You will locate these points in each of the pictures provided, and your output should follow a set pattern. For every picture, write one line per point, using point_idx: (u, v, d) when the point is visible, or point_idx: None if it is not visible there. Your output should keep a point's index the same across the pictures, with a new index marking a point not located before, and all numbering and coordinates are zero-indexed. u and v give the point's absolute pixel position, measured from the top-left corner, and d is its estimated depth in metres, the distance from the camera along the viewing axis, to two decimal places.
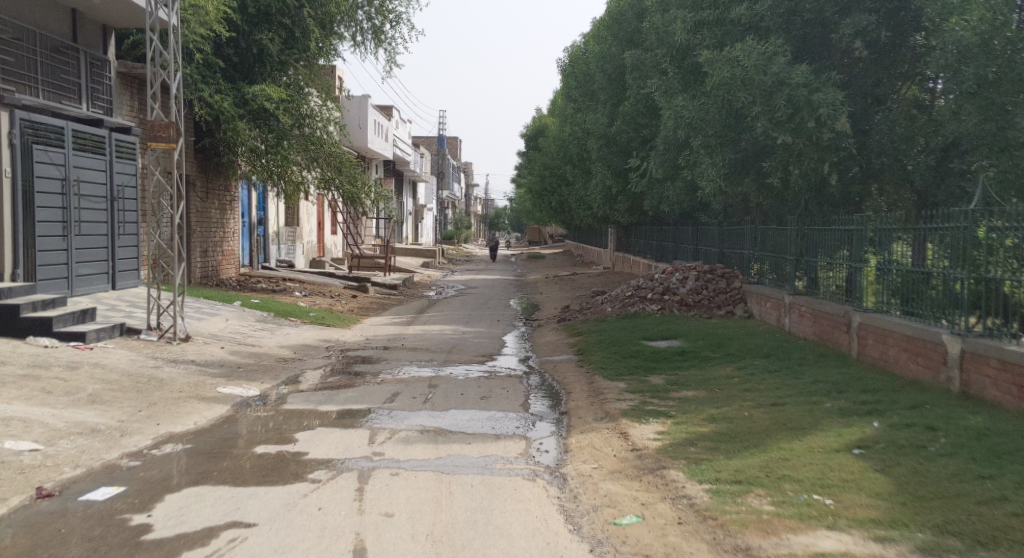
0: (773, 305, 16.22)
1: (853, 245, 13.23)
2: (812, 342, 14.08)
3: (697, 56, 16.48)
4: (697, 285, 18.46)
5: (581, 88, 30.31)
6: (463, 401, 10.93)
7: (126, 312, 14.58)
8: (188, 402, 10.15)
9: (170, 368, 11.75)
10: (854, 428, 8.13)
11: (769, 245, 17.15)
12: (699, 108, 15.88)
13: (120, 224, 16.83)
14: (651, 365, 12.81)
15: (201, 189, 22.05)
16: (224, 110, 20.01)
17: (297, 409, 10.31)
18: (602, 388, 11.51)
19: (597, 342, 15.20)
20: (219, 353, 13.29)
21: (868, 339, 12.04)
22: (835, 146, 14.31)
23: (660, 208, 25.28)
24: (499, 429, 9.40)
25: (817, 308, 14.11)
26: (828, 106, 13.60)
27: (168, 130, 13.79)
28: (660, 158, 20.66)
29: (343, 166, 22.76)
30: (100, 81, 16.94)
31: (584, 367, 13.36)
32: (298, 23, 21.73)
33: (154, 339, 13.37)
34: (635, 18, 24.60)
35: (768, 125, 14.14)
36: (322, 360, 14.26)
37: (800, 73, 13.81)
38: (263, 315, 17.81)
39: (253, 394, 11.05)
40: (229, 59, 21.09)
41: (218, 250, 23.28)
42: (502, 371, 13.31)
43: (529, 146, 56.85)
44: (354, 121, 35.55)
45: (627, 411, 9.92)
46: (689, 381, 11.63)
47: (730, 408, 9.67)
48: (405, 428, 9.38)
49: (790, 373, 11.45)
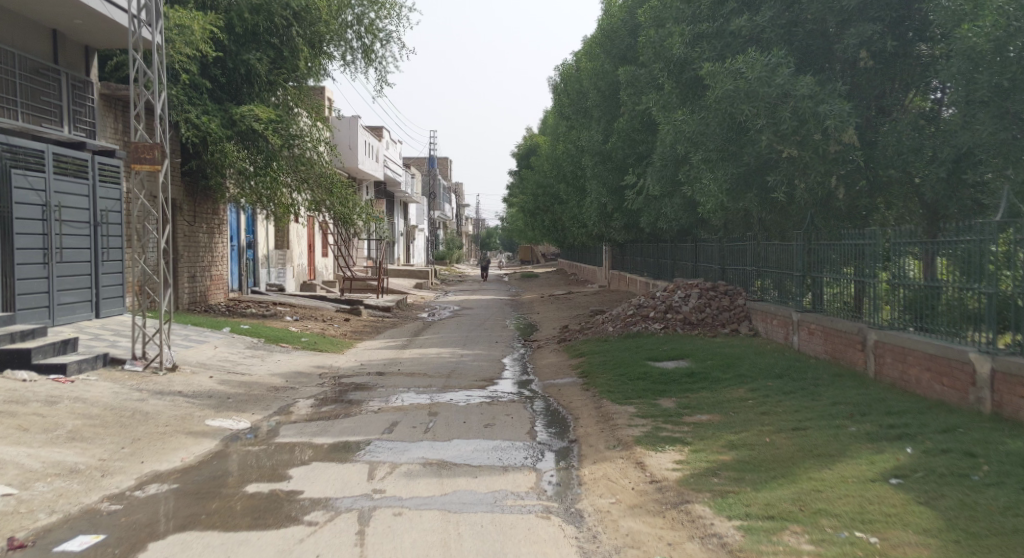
0: (780, 322, 15.72)
1: (865, 260, 12.77)
2: (823, 361, 13.56)
3: (696, 69, 16.05)
4: (700, 303, 17.97)
5: (574, 104, 29.91)
6: (465, 429, 10.40)
7: (110, 342, 14.02)
8: (174, 437, 9.60)
9: (156, 400, 11.19)
10: (886, 454, 7.65)
11: (774, 261, 16.71)
12: (700, 121, 15.42)
13: (103, 250, 16.27)
14: (659, 388, 12.30)
15: (188, 213, 21.52)
16: (211, 132, 19.50)
17: (290, 442, 9.76)
18: (611, 413, 11.00)
19: (600, 364, 14.69)
20: (208, 383, 12.74)
21: (885, 357, 11.53)
22: (842, 159, 13.90)
23: (657, 225, 24.85)
24: (506, 460, 8.87)
25: (827, 325, 13.61)
26: (834, 118, 13.14)
27: (152, 152, 13.27)
28: (658, 174, 20.23)
29: (335, 188, 22.26)
30: (83, 104, 16.43)
31: (589, 391, 12.85)
32: (286, 42, 21.30)
33: (139, 370, 12.83)
34: (628, 34, 24.24)
35: (773, 137, 13.69)
36: (317, 388, 13.72)
37: (805, 84, 13.29)
38: (253, 342, 17.23)
39: (243, 426, 10.49)
40: (217, 79, 20.64)
41: (206, 274, 22.70)
42: (503, 396, 12.79)
43: (520, 164, 56.52)
44: (345, 141, 35.10)
45: (641, 438, 9.42)
46: (701, 404, 11.13)
47: (749, 433, 9.19)
48: (406, 461, 8.84)
49: (806, 394, 10.96)
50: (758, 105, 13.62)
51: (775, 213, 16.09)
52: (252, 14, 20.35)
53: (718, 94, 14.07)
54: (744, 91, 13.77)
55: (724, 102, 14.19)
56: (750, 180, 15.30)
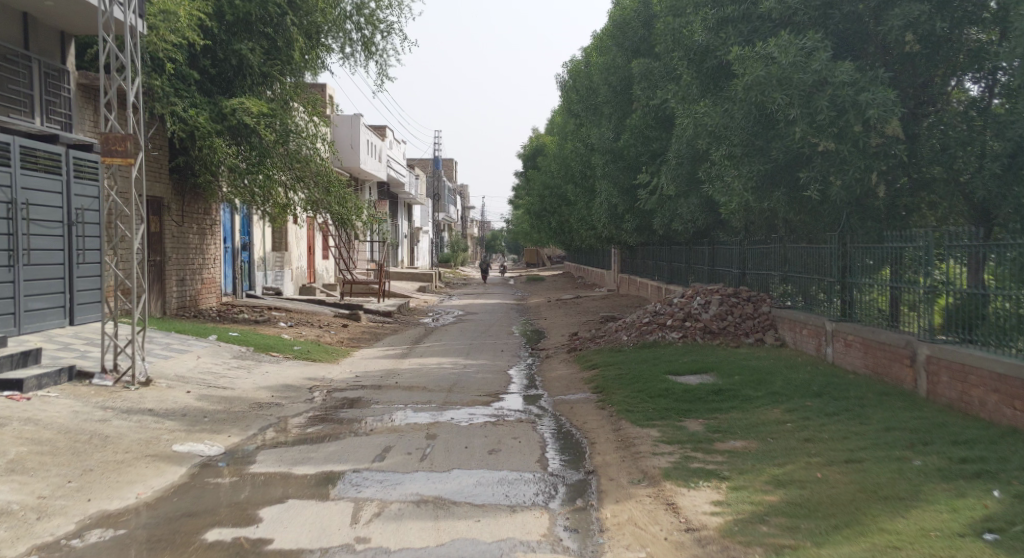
0: (811, 332, 14.39)
1: (910, 265, 11.51)
2: (863, 376, 12.24)
3: (720, 57, 14.82)
4: (721, 310, 16.65)
5: (582, 101, 28.61)
6: (466, 456, 9.16)
7: (80, 353, 12.79)
8: (135, 465, 8.40)
9: (121, 420, 9.97)
10: (969, 500, 6.52)
11: (801, 265, 15.44)
12: (724, 113, 14.16)
13: (79, 251, 15.07)
14: (684, 407, 11.05)
15: (176, 213, 20.31)
16: (199, 126, 18.27)
17: (268, 471, 8.57)
18: (632, 438, 9.76)
19: (616, 378, 13.42)
20: (184, 399, 11.51)
21: (940, 375, 10.25)
22: (882, 154, 12.67)
23: (672, 226, 23.60)
24: (513, 498, 7.69)
25: (868, 337, 12.29)
26: (877, 107, 11.99)
27: (125, 144, 12.01)
28: (674, 171, 19.02)
29: (332, 187, 21.04)
30: (58, 94, 15.23)
31: (605, 409, 11.63)
32: (280, 33, 20.08)
33: (108, 385, 11.63)
34: (642, 26, 22.98)
35: (807, 129, 12.45)
36: (305, 403, 12.49)
37: (845, 70, 12.14)
38: (241, 351, 16.01)
39: (216, 451, 9.24)
40: (206, 71, 19.39)
41: (196, 277, 21.50)
42: (511, 415, 11.53)
43: (526, 165, 55.28)
44: (346, 140, 33.91)
45: (670, 470, 8.18)
46: (734, 427, 9.90)
47: (796, 466, 7.95)
48: (398, 498, 7.64)
49: (853, 417, 9.72)
50: (792, 93, 12.39)
51: (805, 214, 14.83)
52: (244, 1, 19.15)
53: (747, 80, 12.80)
54: (776, 78, 12.52)
55: (753, 91, 12.93)
56: (779, 177, 14.04)
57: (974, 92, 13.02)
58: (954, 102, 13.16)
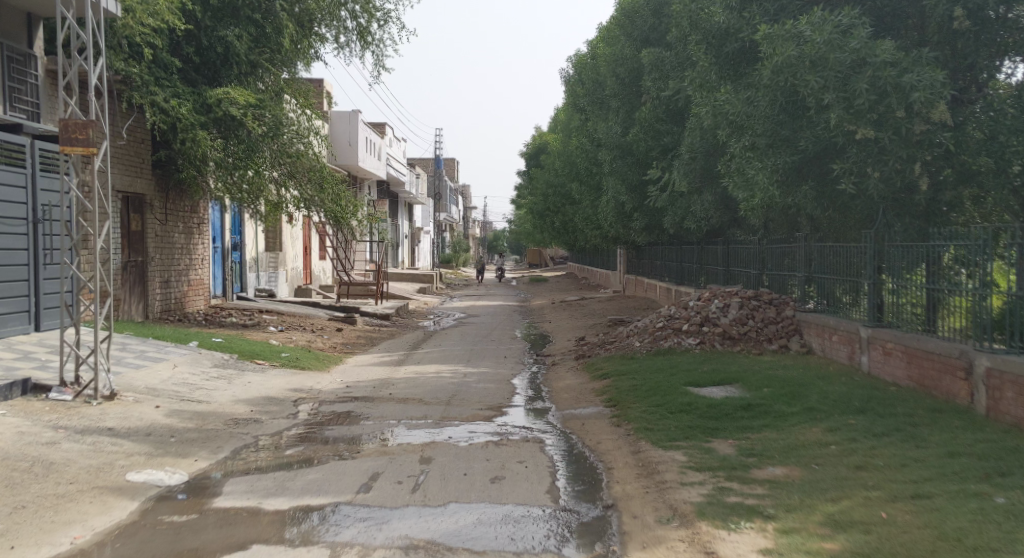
0: (842, 339, 13.10)
1: (955, 265, 10.29)
2: (906, 388, 10.96)
3: (741, 39, 13.59)
4: (741, 314, 15.42)
5: (589, 94, 27.37)
6: (465, 485, 7.95)
7: (40, 363, 11.58)
8: (81, 499, 7.24)
9: (74, 441, 8.78)
10: None
11: (826, 264, 14.21)
12: (747, 101, 12.86)
13: (46, 251, 13.90)
14: (710, 426, 9.83)
15: (160, 211, 19.11)
16: (182, 118, 16.92)
17: (235, 505, 7.38)
18: (655, 464, 8.55)
19: (630, 390, 12.20)
20: (151, 416, 10.32)
21: (1004, 390, 9.03)
22: (926, 143, 11.45)
23: (684, 224, 22.38)
24: (520, 542, 6.54)
25: (910, 344, 11.00)
26: (923, 90, 10.83)
27: (87, 131, 10.81)
28: (688, 164, 17.77)
29: (326, 183, 19.85)
30: (23, 80, 14.02)
31: (621, 426, 10.42)
32: (270, 19, 18.88)
33: (67, 399, 10.46)
34: (652, 13, 21.81)
35: (844, 115, 11.19)
36: (288, 418, 11.27)
37: (886, 48, 10.94)
38: (224, 359, 14.82)
39: (177, 479, 8.06)
40: (190, 60, 18.16)
41: (182, 279, 20.30)
42: (515, 433, 10.31)
43: (529, 164, 54.12)
44: (343, 137, 32.61)
45: (706, 508, 7.00)
46: (770, 450, 8.70)
47: (854, 503, 6.75)
48: (384, 543, 6.49)
49: (907, 438, 8.52)
50: (827, 75, 11.14)
51: (835, 210, 13.61)
52: None
53: (776, 62, 11.55)
54: (810, 59, 11.26)
55: (783, 73, 11.69)
56: (805, 169, 12.72)
57: (1012, 81, 11.85)
58: (989, 91, 11.99)
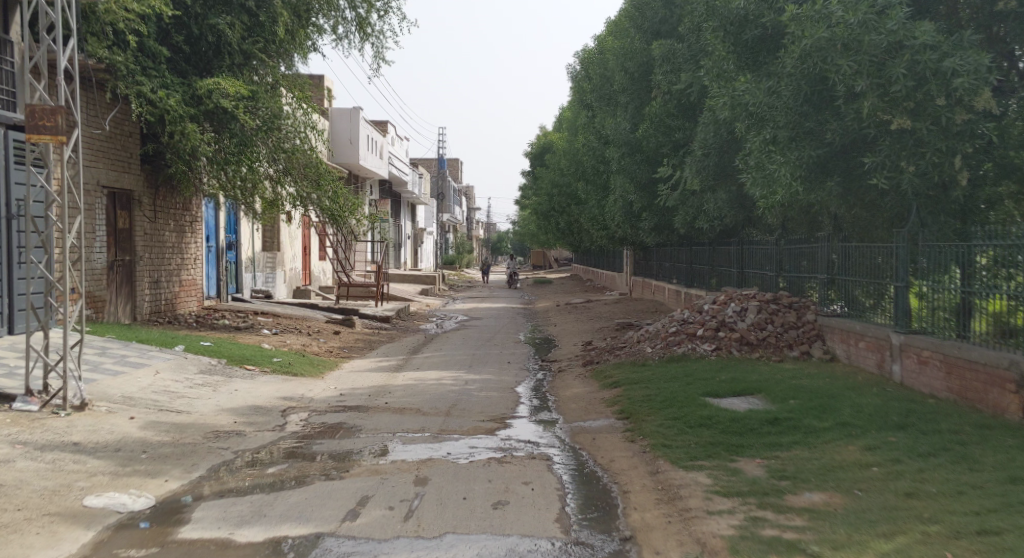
0: (870, 346, 12.19)
1: (999, 266, 9.36)
2: (945, 401, 10.03)
3: (763, 26, 12.72)
4: (759, 318, 14.52)
5: (597, 90, 26.44)
6: (465, 511, 7.08)
7: (8, 369, 10.75)
8: (28, 531, 6.40)
9: (31, 459, 7.93)
10: None
11: (851, 266, 13.31)
12: (770, 90, 11.94)
13: (21, 249, 13.12)
14: (735, 443, 8.94)
15: (148, 207, 18.20)
16: (170, 110, 15.99)
17: (202, 535, 6.51)
18: (676, 487, 7.67)
19: (644, 401, 11.30)
20: (123, 428, 9.47)
21: None
22: (967, 133, 10.46)
23: (696, 225, 21.48)
24: None
25: (947, 352, 10.08)
26: (965, 76, 10.00)
27: (55, 117, 9.92)
28: (703, 160, 16.85)
29: (323, 179, 18.97)
30: None
31: (637, 442, 9.53)
32: (264, 9, 17.95)
33: (32, 409, 9.63)
34: (663, 5, 20.96)
35: (877, 103, 10.37)
36: (275, 431, 10.39)
37: (926, 30, 10.11)
38: (211, 364, 13.96)
39: (141, 503, 7.20)
40: (180, 48, 17.33)
41: (173, 279, 19.41)
42: (520, 449, 9.42)
43: (533, 164, 53.24)
44: (344, 134, 31.75)
45: (739, 545, 6.16)
46: (804, 472, 7.81)
47: (911, 540, 5.90)
48: None
49: (958, 459, 7.64)
50: (861, 59, 10.32)
51: (864, 208, 12.69)
52: None
53: (804, 44, 10.71)
54: (842, 41, 10.44)
55: (813, 57, 10.82)
56: (832, 163, 11.82)
57: None
58: None
